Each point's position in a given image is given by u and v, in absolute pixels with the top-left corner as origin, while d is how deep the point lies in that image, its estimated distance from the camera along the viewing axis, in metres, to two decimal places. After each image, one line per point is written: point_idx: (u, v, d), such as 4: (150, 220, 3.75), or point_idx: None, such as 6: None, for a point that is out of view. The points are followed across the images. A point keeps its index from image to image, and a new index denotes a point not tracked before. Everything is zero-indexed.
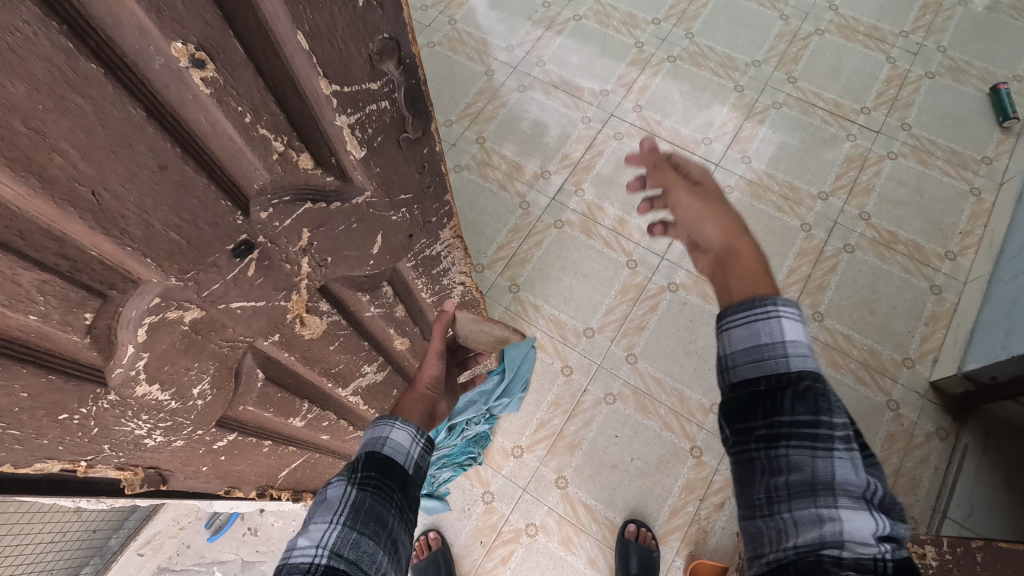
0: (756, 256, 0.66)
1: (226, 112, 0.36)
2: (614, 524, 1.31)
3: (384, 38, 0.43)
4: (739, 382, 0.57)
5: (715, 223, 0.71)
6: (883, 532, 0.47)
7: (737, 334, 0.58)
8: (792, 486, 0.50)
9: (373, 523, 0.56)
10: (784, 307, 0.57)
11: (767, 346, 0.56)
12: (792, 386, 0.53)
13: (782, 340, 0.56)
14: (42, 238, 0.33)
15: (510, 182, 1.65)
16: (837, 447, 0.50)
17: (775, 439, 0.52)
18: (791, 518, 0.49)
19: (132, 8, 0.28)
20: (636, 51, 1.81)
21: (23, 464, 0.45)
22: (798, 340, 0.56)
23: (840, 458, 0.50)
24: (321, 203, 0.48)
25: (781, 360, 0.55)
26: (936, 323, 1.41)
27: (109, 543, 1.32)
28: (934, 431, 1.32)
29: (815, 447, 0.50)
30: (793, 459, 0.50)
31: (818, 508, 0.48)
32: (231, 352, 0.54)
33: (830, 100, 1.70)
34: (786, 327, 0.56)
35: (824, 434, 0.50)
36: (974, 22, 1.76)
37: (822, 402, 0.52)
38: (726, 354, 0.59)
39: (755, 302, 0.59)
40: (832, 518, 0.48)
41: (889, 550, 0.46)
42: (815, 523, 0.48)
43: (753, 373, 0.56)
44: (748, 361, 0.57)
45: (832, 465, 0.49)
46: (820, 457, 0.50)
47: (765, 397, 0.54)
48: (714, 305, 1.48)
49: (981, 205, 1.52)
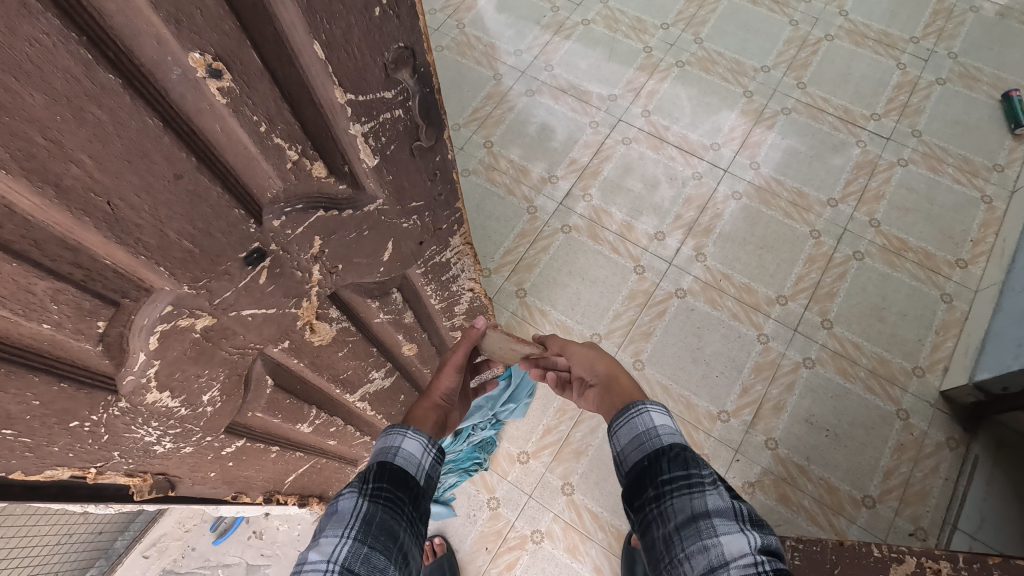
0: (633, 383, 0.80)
1: (242, 121, 0.36)
2: (620, 531, 1.30)
3: (400, 47, 0.43)
4: (629, 468, 0.64)
5: (603, 363, 0.85)
6: (757, 545, 0.52)
7: (622, 430, 0.67)
8: (680, 530, 0.56)
9: (384, 537, 0.55)
10: (653, 402, 0.68)
11: (644, 430, 0.65)
12: (667, 454, 0.62)
13: (654, 423, 0.65)
14: (56, 247, 0.33)
15: (517, 187, 1.65)
16: (708, 488, 0.57)
17: (660, 499, 0.59)
18: (686, 557, 0.54)
19: (151, 19, 0.28)
20: (644, 56, 1.81)
21: (33, 471, 0.45)
22: (665, 423, 0.65)
23: (710, 495, 0.56)
24: (333, 211, 0.48)
25: (657, 438, 0.64)
26: (947, 332, 1.40)
27: (115, 545, 1.31)
28: (944, 441, 1.30)
29: (690, 493, 0.57)
30: (676, 507, 0.57)
31: (702, 539, 0.54)
32: (241, 359, 0.54)
33: (839, 106, 1.69)
34: (654, 413, 0.66)
35: (696, 480, 0.58)
36: (986, 28, 1.75)
37: (690, 460, 0.60)
38: (617, 450, 0.67)
39: (633, 403, 0.70)
40: (715, 545, 0.53)
41: (767, 559, 0.51)
42: (703, 555, 0.53)
43: (637, 455, 0.64)
44: (632, 447, 0.65)
45: (706, 501, 0.56)
46: (695, 499, 0.56)
47: (648, 468, 0.62)
48: (722, 312, 1.47)
49: (993, 213, 1.51)
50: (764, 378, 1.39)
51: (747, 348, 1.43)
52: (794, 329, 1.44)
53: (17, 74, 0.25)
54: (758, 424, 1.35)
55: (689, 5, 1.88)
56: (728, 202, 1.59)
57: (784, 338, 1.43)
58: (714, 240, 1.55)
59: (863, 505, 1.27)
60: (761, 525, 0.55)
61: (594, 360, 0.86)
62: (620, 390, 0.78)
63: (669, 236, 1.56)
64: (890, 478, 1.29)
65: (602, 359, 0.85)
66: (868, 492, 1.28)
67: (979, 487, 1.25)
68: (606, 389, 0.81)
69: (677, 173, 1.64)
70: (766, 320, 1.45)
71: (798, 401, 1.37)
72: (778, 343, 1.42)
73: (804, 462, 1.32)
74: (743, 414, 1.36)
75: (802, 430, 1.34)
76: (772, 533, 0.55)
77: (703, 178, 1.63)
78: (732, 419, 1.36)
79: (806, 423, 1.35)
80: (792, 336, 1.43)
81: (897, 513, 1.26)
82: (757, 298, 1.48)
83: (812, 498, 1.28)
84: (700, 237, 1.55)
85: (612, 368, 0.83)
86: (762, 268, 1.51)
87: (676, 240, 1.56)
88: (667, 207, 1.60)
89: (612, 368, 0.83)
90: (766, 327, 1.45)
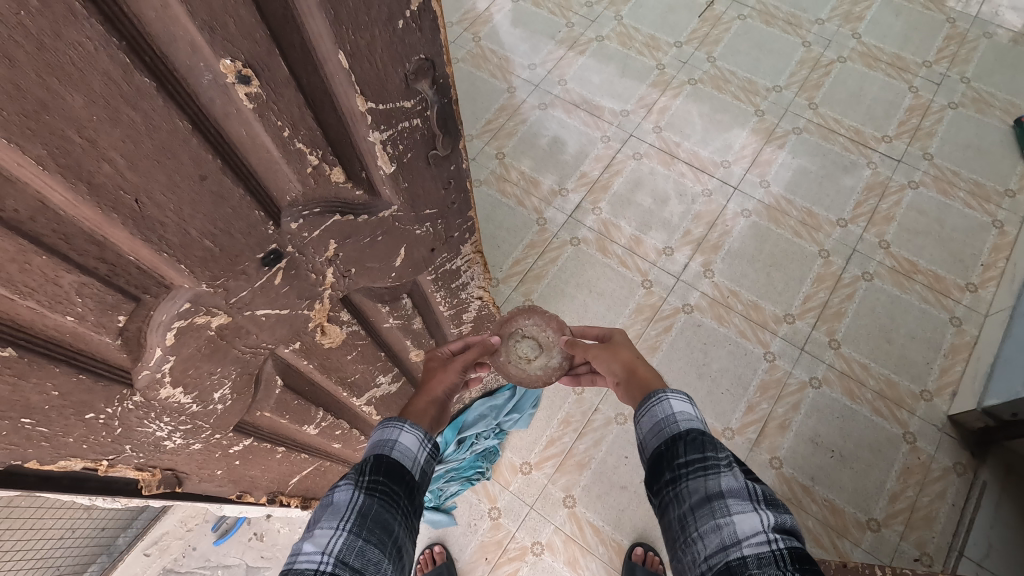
0: (654, 376, 0.76)
1: (266, 126, 0.37)
2: (621, 546, 1.29)
3: (420, 58, 0.44)
4: (648, 455, 0.65)
5: (620, 361, 0.81)
6: (771, 524, 0.52)
7: (643, 418, 0.68)
8: (695, 509, 0.56)
9: (378, 530, 0.56)
10: (672, 392, 0.68)
11: (663, 416, 0.65)
12: (683, 436, 0.62)
13: (672, 409, 0.65)
14: (84, 242, 0.34)
15: (528, 198, 1.66)
16: (723, 469, 0.57)
17: (676, 481, 0.59)
18: (699, 536, 0.54)
19: (187, 26, 0.29)
20: (657, 73, 1.82)
21: (47, 461, 0.46)
22: (683, 408, 0.65)
23: (725, 476, 0.56)
24: (348, 215, 0.49)
25: (675, 422, 0.64)
26: (956, 356, 1.39)
27: (118, 541, 1.33)
28: (952, 466, 1.29)
29: (705, 474, 0.57)
30: (691, 488, 0.57)
31: (715, 519, 0.54)
32: (253, 358, 0.55)
33: (851, 127, 1.70)
34: (673, 400, 0.66)
35: (712, 462, 0.58)
36: (999, 54, 1.76)
37: (707, 443, 0.60)
38: (638, 438, 0.67)
39: (653, 392, 0.70)
40: (727, 523, 0.53)
41: (781, 538, 0.51)
42: (716, 533, 0.53)
43: (655, 440, 0.64)
44: (651, 433, 0.65)
45: (720, 482, 0.56)
46: (710, 480, 0.57)
47: (665, 452, 0.62)
48: (729, 328, 1.47)
49: (1004, 237, 1.50)
50: (770, 397, 1.39)
51: (753, 365, 1.42)
52: (801, 348, 1.43)
53: (58, 73, 0.27)
54: (763, 442, 1.34)
55: (703, 24, 1.90)
56: (737, 219, 1.60)
57: (791, 357, 1.43)
58: (722, 257, 1.55)
59: (868, 527, 1.25)
60: (777, 504, 0.54)
61: (611, 359, 0.81)
62: (638, 384, 0.75)
63: (678, 252, 1.57)
64: (896, 502, 1.27)
65: (619, 357, 0.81)
66: (873, 515, 1.26)
67: (988, 513, 1.23)
68: (625, 386, 0.78)
69: (687, 190, 1.65)
70: (773, 338, 1.45)
71: (803, 420, 1.36)
72: (785, 361, 1.42)
73: (809, 482, 1.30)
74: (747, 432, 1.36)
75: (807, 449, 1.33)
76: (788, 512, 0.54)
77: (713, 195, 1.64)
78: (737, 437, 1.35)
79: (812, 442, 1.34)
80: (799, 355, 1.43)
81: (903, 537, 1.24)
82: (764, 316, 1.48)
83: (817, 519, 1.27)
84: (708, 253, 1.56)
85: (630, 364, 0.79)
86: (771, 286, 1.51)
87: (684, 256, 1.56)
88: (677, 223, 1.60)
89: (630, 364, 0.79)
90: (773, 344, 1.44)
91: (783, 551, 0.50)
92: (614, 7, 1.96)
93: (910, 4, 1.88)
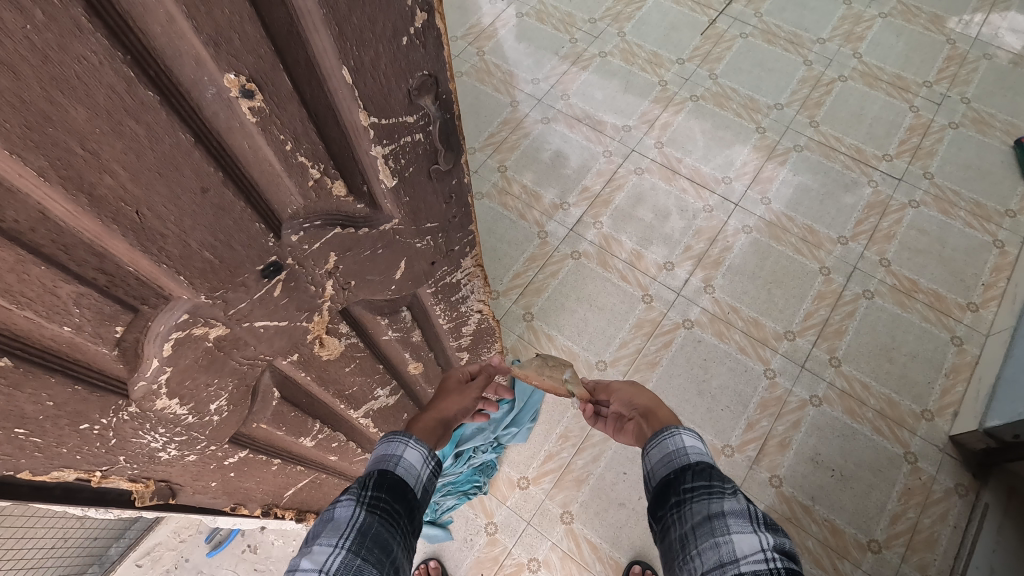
0: (672, 418, 0.77)
1: (269, 139, 0.37)
2: (618, 564, 1.27)
3: (424, 74, 0.44)
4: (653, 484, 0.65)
5: (643, 400, 0.83)
6: (771, 544, 0.51)
7: (654, 450, 0.68)
8: (693, 530, 0.56)
9: (377, 550, 0.55)
10: (685, 429, 0.67)
11: (673, 447, 0.65)
12: (691, 465, 0.61)
13: (683, 441, 0.65)
14: (83, 252, 0.34)
15: (529, 212, 1.66)
16: (728, 493, 0.56)
17: (678, 504, 0.59)
18: (697, 554, 0.54)
19: (192, 41, 0.30)
20: (659, 89, 1.84)
21: (40, 472, 0.45)
22: (692, 442, 0.65)
23: (728, 499, 0.56)
24: (350, 228, 0.49)
25: (680, 451, 0.64)
26: (957, 376, 1.38)
27: (109, 552, 1.32)
28: (954, 488, 1.28)
29: (709, 497, 0.57)
30: (694, 509, 0.57)
31: (714, 536, 0.53)
32: (250, 370, 0.54)
33: (852, 145, 1.71)
34: (685, 433, 0.66)
35: (718, 487, 0.57)
36: (998, 76, 1.77)
37: (715, 472, 0.59)
38: (647, 469, 0.67)
39: (667, 426, 0.70)
40: (726, 542, 0.52)
41: (779, 557, 0.49)
42: (714, 550, 0.53)
43: (661, 470, 0.64)
44: (661, 463, 0.65)
45: (722, 504, 0.56)
46: (713, 502, 0.56)
47: (671, 478, 0.62)
48: (730, 345, 1.46)
49: (1005, 258, 1.50)
50: (770, 414, 1.38)
51: (753, 382, 1.41)
52: (802, 366, 1.43)
53: (62, 86, 0.27)
54: (763, 460, 1.33)
55: (705, 42, 1.92)
56: (739, 236, 1.60)
57: (792, 375, 1.42)
58: (723, 273, 1.55)
59: (869, 549, 1.24)
60: (778, 528, 0.53)
61: (635, 395, 0.84)
62: None
63: (678, 267, 1.57)
64: (897, 524, 1.26)
65: (644, 395, 0.83)
66: (874, 536, 1.25)
67: (989, 536, 1.20)
68: (642, 425, 0.79)
69: (688, 206, 1.65)
70: (774, 355, 1.44)
71: (803, 438, 1.35)
72: (785, 379, 1.41)
73: (809, 502, 1.29)
74: (747, 450, 1.35)
75: (808, 468, 1.32)
76: (788, 536, 0.53)
77: (714, 211, 1.64)
78: (737, 454, 1.34)
79: (812, 461, 1.33)
80: (799, 372, 1.42)
81: (904, 560, 1.22)
82: (764, 333, 1.47)
83: (817, 539, 1.25)
84: (709, 269, 1.56)
85: (651, 404, 0.81)
86: (771, 303, 1.51)
87: (685, 271, 1.56)
88: (678, 238, 1.61)
89: (652, 404, 0.81)
90: (773, 361, 1.44)
91: (779, 570, 0.48)
92: (618, 24, 1.98)
93: (911, 24, 1.90)
